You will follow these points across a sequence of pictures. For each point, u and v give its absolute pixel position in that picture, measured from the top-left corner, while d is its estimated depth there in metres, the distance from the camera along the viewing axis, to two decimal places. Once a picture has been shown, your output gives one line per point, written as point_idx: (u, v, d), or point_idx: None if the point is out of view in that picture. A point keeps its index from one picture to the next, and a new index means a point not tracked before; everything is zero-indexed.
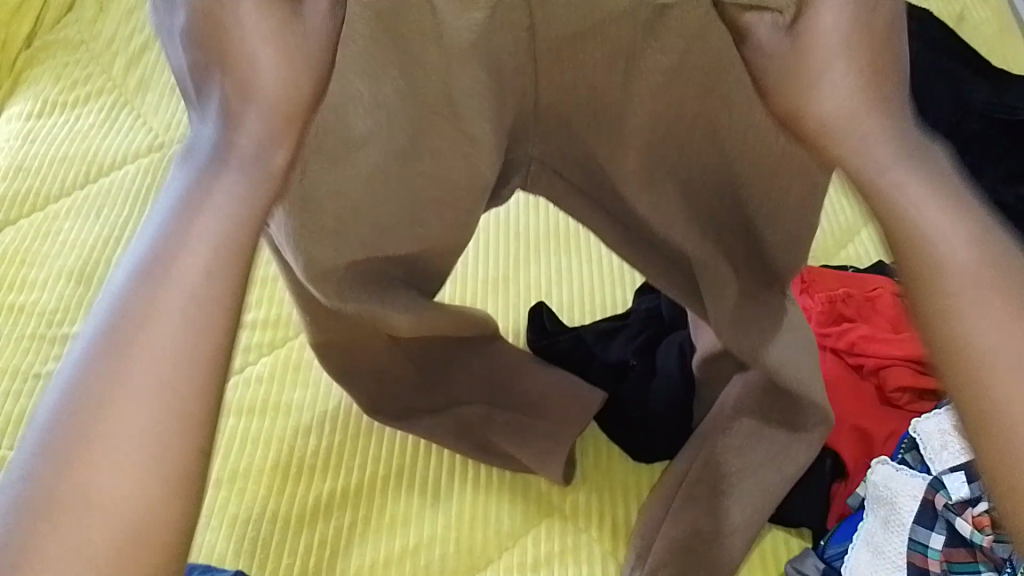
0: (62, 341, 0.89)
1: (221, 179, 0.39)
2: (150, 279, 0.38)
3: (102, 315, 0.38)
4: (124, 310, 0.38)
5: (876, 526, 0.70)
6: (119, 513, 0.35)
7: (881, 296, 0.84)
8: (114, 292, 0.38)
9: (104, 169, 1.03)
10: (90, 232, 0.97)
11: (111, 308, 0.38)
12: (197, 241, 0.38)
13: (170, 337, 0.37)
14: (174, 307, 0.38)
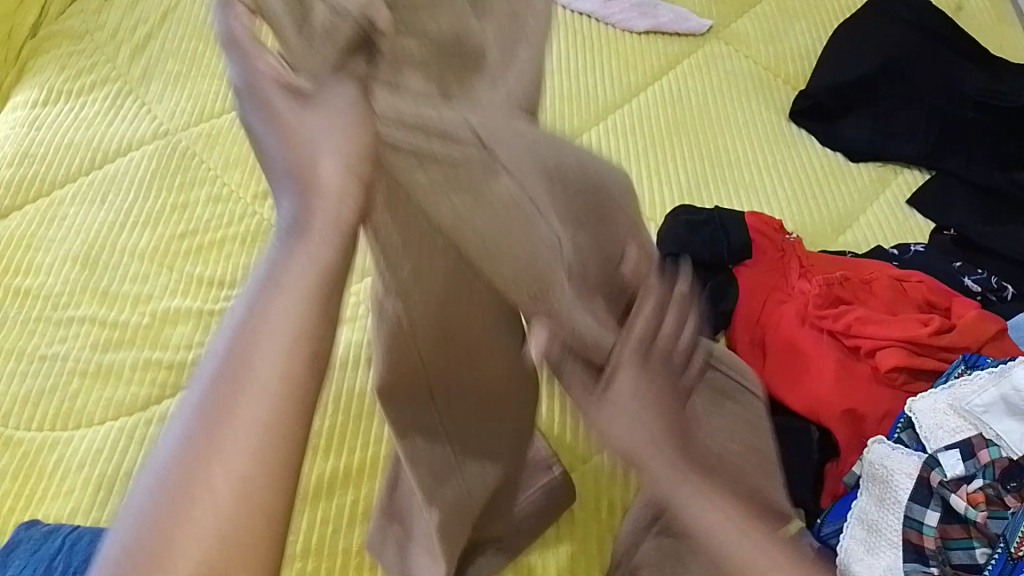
0: (66, 324, 0.90)
1: (269, 323, 0.42)
2: (232, 369, 0.41)
3: (193, 390, 0.41)
4: (202, 401, 0.40)
5: (870, 505, 0.71)
6: (186, 550, 0.37)
7: (876, 280, 0.86)
8: (203, 378, 0.41)
9: (109, 156, 1.03)
10: (95, 218, 0.98)
11: (194, 397, 0.41)
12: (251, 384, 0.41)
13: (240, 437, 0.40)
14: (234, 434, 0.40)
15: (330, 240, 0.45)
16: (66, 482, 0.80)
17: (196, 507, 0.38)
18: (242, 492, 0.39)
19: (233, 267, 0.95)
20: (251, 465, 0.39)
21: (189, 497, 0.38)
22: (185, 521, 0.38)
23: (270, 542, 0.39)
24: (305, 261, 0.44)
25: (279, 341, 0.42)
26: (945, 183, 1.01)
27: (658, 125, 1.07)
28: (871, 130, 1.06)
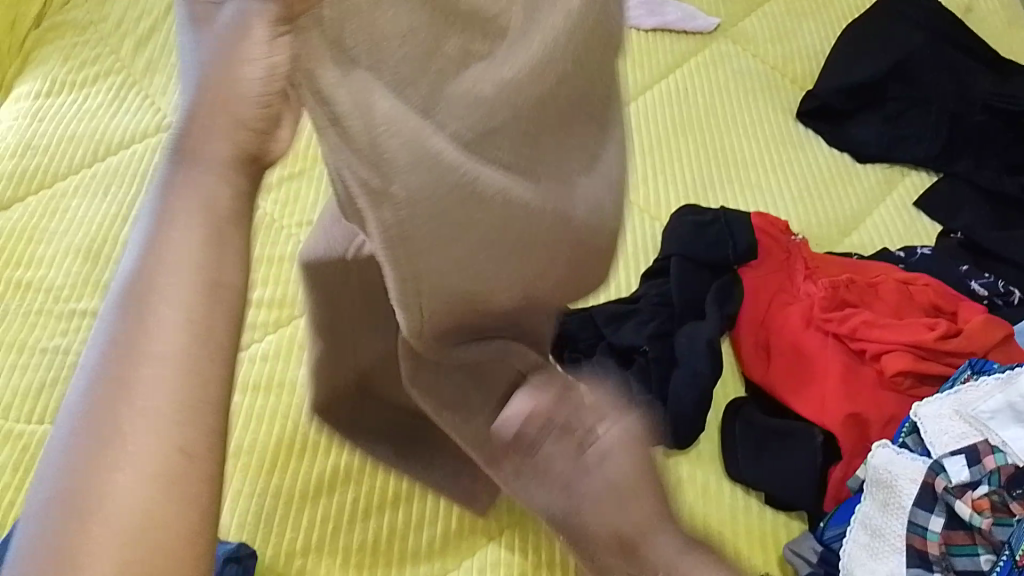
0: (68, 317, 0.90)
1: (163, 272, 0.35)
2: (124, 335, 0.34)
3: (83, 364, 0.34)
4: (95, 376, 0.34)
5: (874, 510, 0.70)
6: (104, 525, 0.32)
7: (883, 283, 0.85)
8: (95, 345, 0.35)
9: (112, 148, 1.03)
10: (97, 210, 0.98)
11: (86, 369, 0.34)
12: (147, 348, 0.34)
13: (140, 412, 0.33)
14: (135, 412, 0.33)
15: (225, 162, 0.37)
16: None
17: (106, 473, 0.32)
18: (153, 477, 0.33)
19: None
20: (169, 417, 0.33)
21: (98, 462, 0.33)
22: (98, 488, 0.32)
23: (203, 494, 0.34)
24: (197, 190, 0.36)
25: (177, 291, 0.35)
26: (953, 186, 1.00)
27: (664, 123, 1.07)
28: (879, 131, 1.05)
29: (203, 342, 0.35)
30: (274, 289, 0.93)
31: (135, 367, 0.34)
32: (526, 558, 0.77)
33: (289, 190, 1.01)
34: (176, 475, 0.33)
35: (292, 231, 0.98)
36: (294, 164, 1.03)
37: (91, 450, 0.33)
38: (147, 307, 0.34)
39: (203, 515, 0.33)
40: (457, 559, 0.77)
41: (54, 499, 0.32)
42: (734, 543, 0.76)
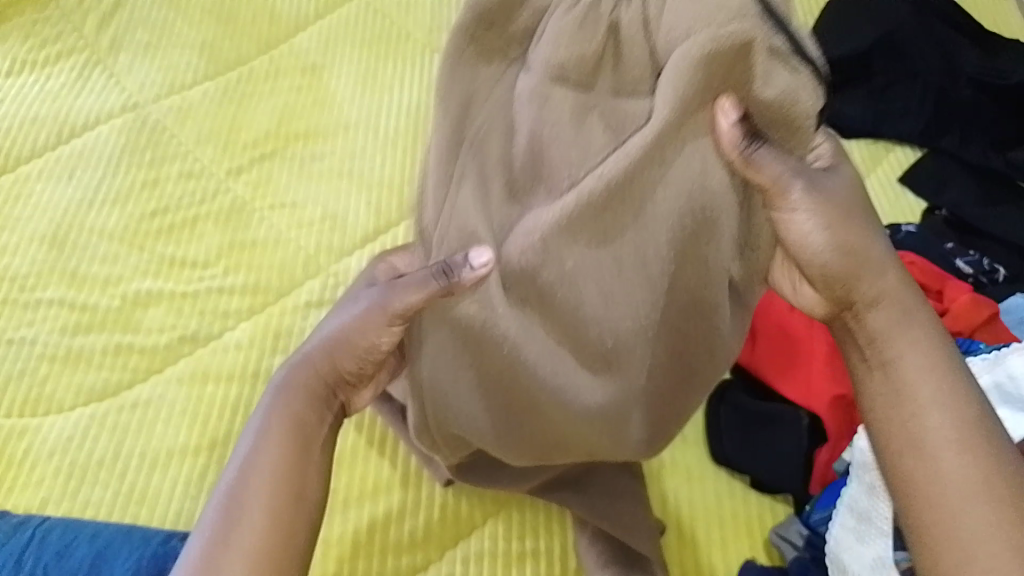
0: (35, 306, 0.87)
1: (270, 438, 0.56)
2: (243, 478, 0.55)
3: (213, 500, 0.55)
4: (222, 503, 0.54)
5: (861, 493, 0.69)
6: None
7: None
8: (223, 483, 0.55)
9: (76, 130, 0.99)
10: (62, 195, 0.94)
11: (216, 500, 0.54)
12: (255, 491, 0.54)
13: (250, 529, 0.53)
14: (248, 527, 0.53)
15: (305, 378, 0.59)
16: (36, 471, 0.78)
17: (251, 502, 0.54)
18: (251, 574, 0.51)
19: (208, 247, 0.92)
20: (261, 536, 0.53)
21: (246, 496, 0.54)
22: (244, 510, 0.53)
23: (295, 529, 0.54)
24: (288, 397, 0.58)
25: (278, 448, 0.56)
26: (937, 162, 0.99)
27: None
28: (862, 106, 1.04)
29: (316, 438, 0.58)
30: (248, 275, 0.90)
31: (241, 513, 0.53)
32: (511, 548, 0.76)
33: (262, 172, 0.99)
34: (285, 511, 0.54)
35: (266, 215, 0.95)
36: (267, 146, 1.00)
37: (243, 489, 0.54)
38: (258, 462, 0.55)
39: (302, 535, 0.54)
40: (440, 551, 0.76)
41: None
42: (719, 528, 0.76)
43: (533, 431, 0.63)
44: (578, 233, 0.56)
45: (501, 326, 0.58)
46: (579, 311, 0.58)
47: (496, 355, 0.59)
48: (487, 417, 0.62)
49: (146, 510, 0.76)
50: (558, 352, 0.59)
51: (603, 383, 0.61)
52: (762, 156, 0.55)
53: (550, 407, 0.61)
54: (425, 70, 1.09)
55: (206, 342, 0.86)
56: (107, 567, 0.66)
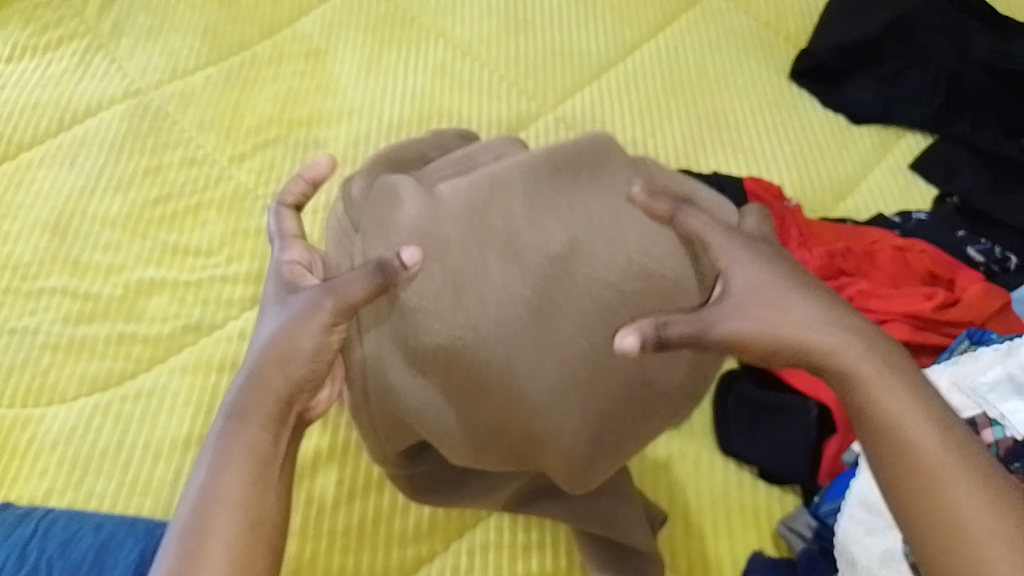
0: (38, 295, 0.86)
1: (241, 435, 0.49)
2: (209, 490, 0.47)
3: (183, 507, 0.48)
4: (190, 516, 0.47)
5: (870, 485, 0.68)
6: None
7: (880, 251, 0.83)
8: (193, 490, 0.48)
9: (78, 117, 0.98)
10: (64, 182, 0.94)
11: (186, 508, 0.47)
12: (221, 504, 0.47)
13: (220, 548, 0.46)
14: (219, 547, 0.46)
15: (276, 366, 0.50)
16: (40, 462, 0.77)
17: (215, 533, 0.46)
18: None
19: (211, 236, 0.91)
20: (233, 558, 0.46)
21: (209, 528, 0.46)
22: (207, 540, 0.46)
23: (261, 558, 0.47)
24: (258, 387, 0.50)
25: (250, 445, 0.49)
26: (949, 148, 0.98)
27: (653, 85, 1.04)
28: (873, 92, 1.03)
29: (279, 457, 0.49)
30: (252, 263, 0.90)
31: (209, 530, 0.46)
32: (517, 539, 0.75)
33: (265, 159, 0.98)
34: (251, 540, 0.47)
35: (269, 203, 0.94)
36: (270, 132, 0.99)
37: (205, 522, 0.46)
38: (224, 467, 0.48)
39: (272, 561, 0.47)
40: (445, 543, 0.75)
41: None
42: (727, 520, 0.76)
43: (497, 426, 0.55)
44: (510, 196, 0.53)
45: (448, 307, 0.51)
46: (488, 301, 0.52)
47: (434, 348, 0.52)
48: (452, 410, 0.54)
49: (149, 501, 0.76)
50: (517, 333, 0.52)
51: (586, 357, 0.53)
52: (689, 215, 0.52)
53: (498, 395, 0.54)
54: (430, 54, 1.07)
55: (210, 331, 0.85)
56: (111, 559, 0.66)
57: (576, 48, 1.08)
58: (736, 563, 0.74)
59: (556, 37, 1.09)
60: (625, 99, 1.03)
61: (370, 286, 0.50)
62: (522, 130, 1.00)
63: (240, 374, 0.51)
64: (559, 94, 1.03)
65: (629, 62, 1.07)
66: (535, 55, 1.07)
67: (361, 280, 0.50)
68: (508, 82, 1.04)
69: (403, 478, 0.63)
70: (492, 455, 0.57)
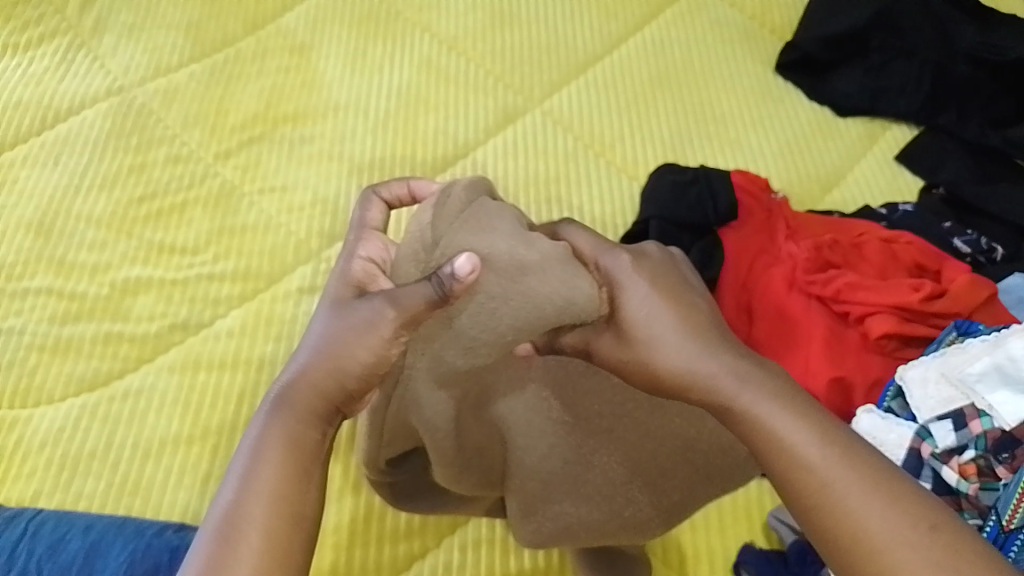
0: (23, 295, 0.85)
1: (285, 420, 0.50)
2: (246, 480, 0.48)
3: (221, 493, 0.48)
4: (226, 506, 0.47)
5: None
6: None
7: (868, 243, 0.83)
8: (232, 479, 0.49)
9: (61, 115, 0.97)
10: (48, 181, 0.93)
11: (224, 495, 0.48)
12: (253, 493, 0.48)
13: (253, 538, 0.46)
14: (254, 538, 0.46)
15: (321, 358, 0.51)
16: (27, 463, 0.77)
17: (251, 525, 0.47)
18: None
19: (197, 233, 0.91)
20: (263, 548, 0.46)
21: (243, 522, 0.47)
22: (242, 531, 0.46)
23: (298, 549, 0.47)
24: (302, 375, 0.51)
25: (289, 431, 0.50)
26: (933, 140, 0.99)
27: (639, 79, 1.04)
28: (858, 84, 1.03)
29: (321, 451, 0.50)
30: (239, 260, 0.89)
31: (243, 520, 0.47)
32: (510, 534, 0.75)
33: (250, 156, 0.97)
34: (285, 535, 0.47)
35: (255, 200, 0.94)
36: (256, 129, 0.99)
37: (239, 515, 0.47)
38: (258, 457, 0.49)
39: (304, 552, 0.47)
40: (437, 539, 0.75)
41: None
42: (718, 512, 0.76)
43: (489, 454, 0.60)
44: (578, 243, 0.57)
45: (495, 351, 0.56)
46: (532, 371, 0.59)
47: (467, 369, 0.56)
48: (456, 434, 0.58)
49: (139, 501, 0.76)
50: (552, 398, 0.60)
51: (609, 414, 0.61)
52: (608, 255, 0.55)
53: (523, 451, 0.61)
54: (415, 48, 1.07)
55: (198, 330, 0.85)
56: (101, 561, 0.66)
57: (562, 41, 1.08)
58: (727, 556, 0.74)
59: (541, 30, 1.09)
60: (611, 93, 1.03)
61: (432, 298, 0.51)
62: (509, 125, 1.00)
63: (293, 361, 0.52)
64: (546, 88, 1.03)
65: (615, 56, 1.07)
66: (521, 48, 1.07)
67: (423, 292, 0.51)
68: (494, 76, 1.04)
69: (388, 484, 0.64)
70: (469, 481, 0.61)
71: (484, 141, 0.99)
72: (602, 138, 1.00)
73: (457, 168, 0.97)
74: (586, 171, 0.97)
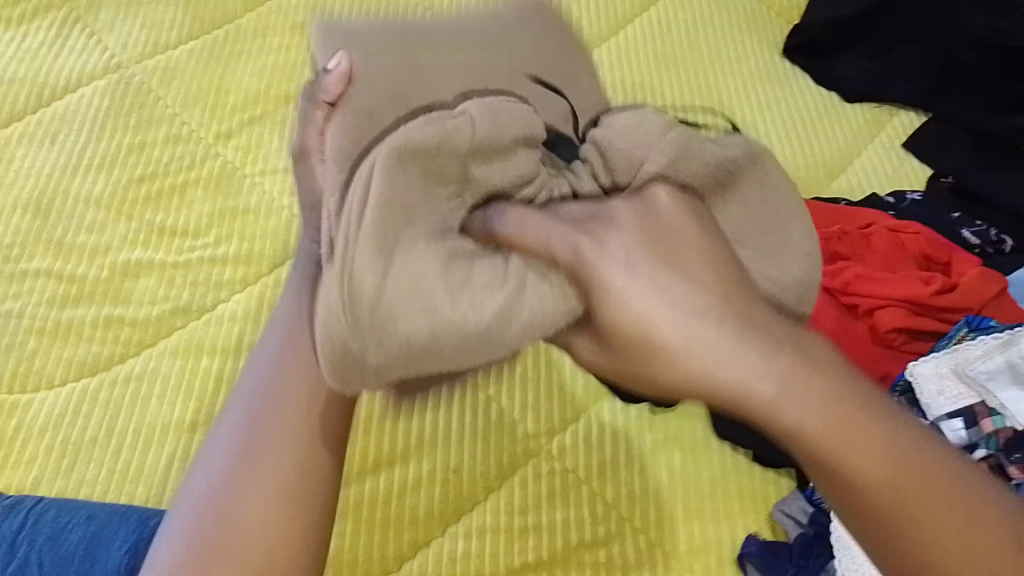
0: (21, 278, 0.84)
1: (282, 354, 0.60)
2: (265, 400, 0.59)
3: (234, 411, 0.60)
4: (248, 415, 0.59)
5: None
6: (250, 495, 0.56)
7: (876, 233, 0.82)
8: (243, 397, 0.60)
9: (57, 93, 0.96)
10: (45, 160, 0.91)
11: (240, 409, 0.59)
12: (265, 404, 0.59)
13: (274, 439, 0.58)
14: (275, 443, 0.58)
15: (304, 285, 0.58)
16: (27, 449, 0.75)
17: (268, 422, 0.58)
18: (297, 478, 0.57)
19: (198, 215, 0.90)
20: (284, 452, 0.58)
21: (263, 418, 0.58)
22: (270, 424, 0.58)
23: (321, 461, 0.59)
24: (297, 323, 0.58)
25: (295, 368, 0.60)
26: (941, 126, 0.98)
27: (645, 61, 1.03)
28: (865, 70, 1.03)
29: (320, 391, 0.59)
30: (241, 243, 0.88)
31: (261, 428, 0.58)
32: (515, 521, 0.74)
33: (251, 136, 0.96)
34: (303, 443, 0.58)
35: (257, 181, 0.93)
36: (257, 108, 0.97)
37: (258, 415, 0.59)
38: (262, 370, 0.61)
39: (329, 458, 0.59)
40: (442, 527, 0.74)
41: (218, 504, 0.56)
42: (724, 501, 0.76)
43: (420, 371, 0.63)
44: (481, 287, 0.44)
45: None
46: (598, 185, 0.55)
47: None
48: None
49: (143, 487, 0.74)
50: None
51: None
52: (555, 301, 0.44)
53: None
54: None
55: (200, 314, 0.84)
56: (104, 551, 0.65)
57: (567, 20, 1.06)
58: (733, 545, 0.74)
59: None
60: (620, 74, 1.02)
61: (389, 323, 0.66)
62: None
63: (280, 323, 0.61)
64: None
65: (620, 38, 1.05)
66: None
67: None
68: None
69: None
70: None
71: None
72: None
73: None
74: None
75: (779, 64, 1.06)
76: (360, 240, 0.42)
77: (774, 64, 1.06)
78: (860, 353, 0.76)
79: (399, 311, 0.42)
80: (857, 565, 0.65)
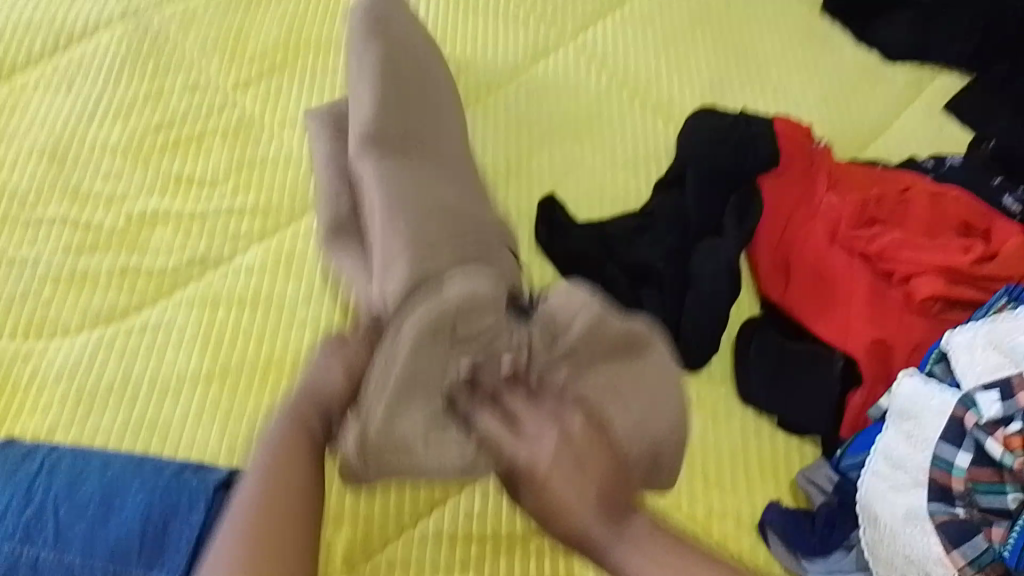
0: (37, 225, 0.83)
1: (293, 428, 0.59)
2: (265, 475, 0.56)
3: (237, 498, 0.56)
4: (246, 493, 0.55)
5: (897, 441, 0.66)
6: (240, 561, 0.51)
7: (915, 198, 0.80)
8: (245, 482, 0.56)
9: (75, 39, 0.94)
10: (61, 106, 0.90)
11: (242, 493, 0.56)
12: (259, 477, 0.56)
13: (267, 501, 0.54)
14: (273, 496, 0.55)
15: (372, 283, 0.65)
16: (42, 397, 0.75)
17: (263, 497, 0.55)
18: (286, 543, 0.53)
19: (216, 165, 0.88)
20: (287, 520, 0.54)
21: (261, 479, 0.56)
22: (272, 485, 0.55)
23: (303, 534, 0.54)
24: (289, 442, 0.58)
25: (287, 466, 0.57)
26: (985, 89, 0.94)
27: (678, 17, 1.00)
28: (907, 29, 0.99)
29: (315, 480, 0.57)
30: (259, 195, 0.86)
31: (264, 498, 0.54)
32: None
33: (270, 87, 0.93)
34: (293, 529, 0.54)
35: (276, 131, 0.91)
36: (277, 58, 0.95)
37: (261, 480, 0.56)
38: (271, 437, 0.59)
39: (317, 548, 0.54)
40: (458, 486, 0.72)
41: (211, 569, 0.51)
42: (747, 468, 0.74)
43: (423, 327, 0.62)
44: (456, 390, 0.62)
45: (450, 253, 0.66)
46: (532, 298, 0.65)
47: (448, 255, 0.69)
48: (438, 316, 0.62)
49: (157, 438, 0.73)
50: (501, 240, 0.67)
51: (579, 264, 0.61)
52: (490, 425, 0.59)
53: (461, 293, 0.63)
54: None
55: (216, 266, 0.82)
56: (119, 501, 0.65)
57: None
58: (755, 513, 0.72)
59: None
60: (652, 30, 0.99)
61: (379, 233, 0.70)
62: (541, 61, 0.96)
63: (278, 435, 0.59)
64: (579, 23, 0.99)
65: None
66: None
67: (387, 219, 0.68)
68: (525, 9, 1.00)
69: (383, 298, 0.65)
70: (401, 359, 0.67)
71: (515, 76, 0.95)
72: (638, 77, 0.95)
73: (488, 100, 0.93)
74: (621, 111, 0.92)
75: (819, 21, 1.02)
76: (387, 401, 0.60)
77: (813, 21, 1.02)
78: (894, 319, 0.74)
79: (406, 433, 0.61)
80: (882, 537, 0.64)
